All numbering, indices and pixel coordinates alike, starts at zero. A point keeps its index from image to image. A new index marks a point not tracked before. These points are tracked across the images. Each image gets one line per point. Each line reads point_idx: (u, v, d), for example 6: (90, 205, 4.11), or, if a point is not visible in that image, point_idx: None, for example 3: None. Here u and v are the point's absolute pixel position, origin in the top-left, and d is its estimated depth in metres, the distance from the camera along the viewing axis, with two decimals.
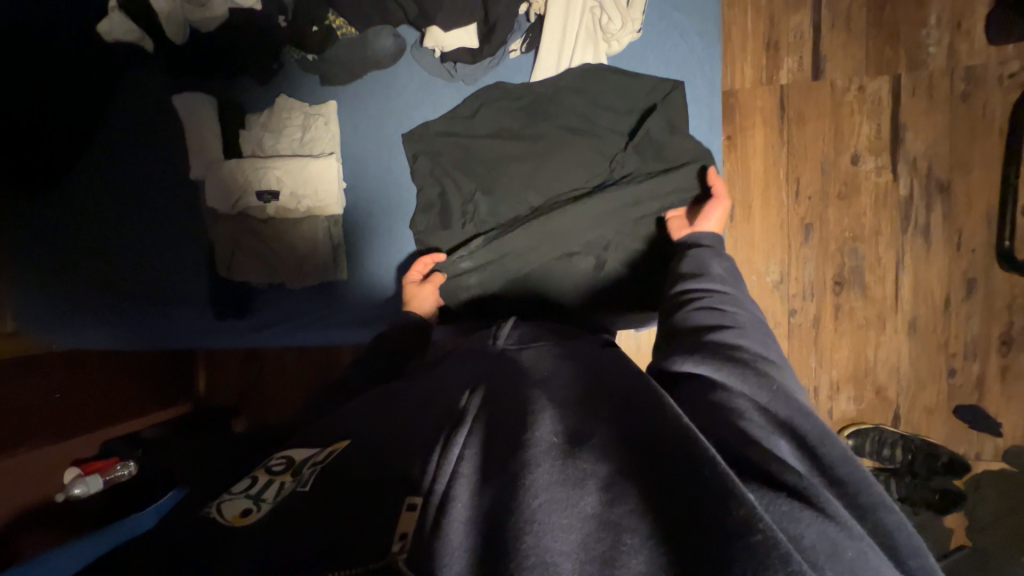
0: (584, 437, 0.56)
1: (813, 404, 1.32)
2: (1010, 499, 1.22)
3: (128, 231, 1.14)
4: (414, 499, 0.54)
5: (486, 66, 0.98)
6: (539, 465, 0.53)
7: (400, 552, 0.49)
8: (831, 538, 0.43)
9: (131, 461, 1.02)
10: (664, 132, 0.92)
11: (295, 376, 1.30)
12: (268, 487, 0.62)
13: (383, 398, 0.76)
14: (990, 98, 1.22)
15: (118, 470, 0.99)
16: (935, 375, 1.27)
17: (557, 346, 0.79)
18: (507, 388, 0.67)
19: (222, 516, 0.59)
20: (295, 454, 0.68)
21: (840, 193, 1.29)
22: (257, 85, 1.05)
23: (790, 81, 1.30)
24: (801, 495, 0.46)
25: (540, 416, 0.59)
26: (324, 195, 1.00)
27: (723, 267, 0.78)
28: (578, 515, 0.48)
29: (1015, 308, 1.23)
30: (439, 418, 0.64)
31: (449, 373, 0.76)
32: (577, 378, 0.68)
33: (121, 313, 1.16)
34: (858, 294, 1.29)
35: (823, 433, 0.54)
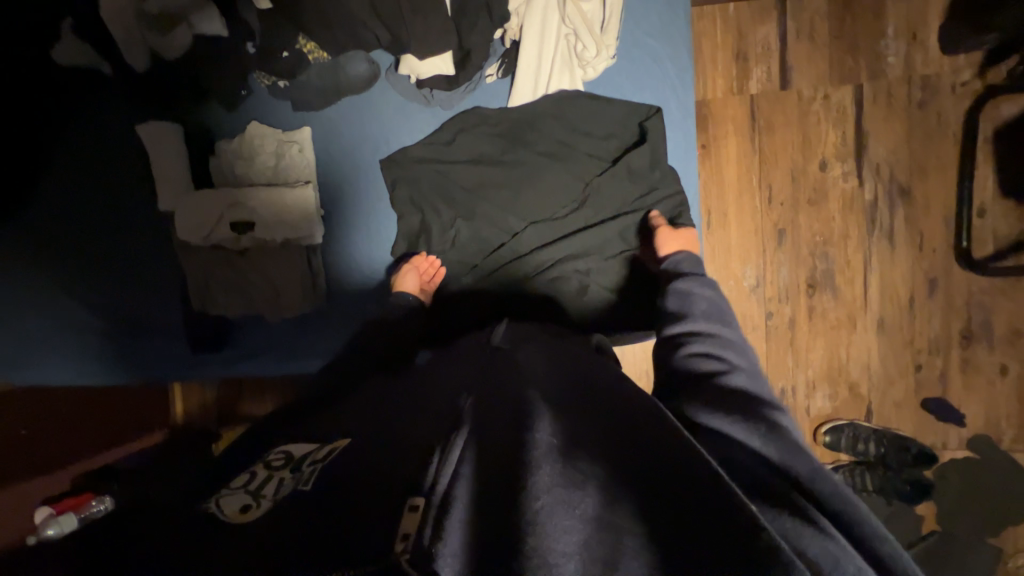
0: (583, 440, 0.54)
1: (791, 403, 1.37)
2: (974, 485, 1.29)
3: (93, 260, 1.09)
4: (416, 499, 0.51)
5: (462, 92, 0.99)
6: (542, 466, 0.50)
7: (402, 553, 0.44)
8: (830, 555, 0.43)
9: (108, 495, 0.98)
10: (643, 157, 0.93)
11: (278, 400, 1.28)
12: (267, 482, 0.60)
13: (366, 400, 0.75)
14: (945, 106, 1.28)
15: (93, 506, 0.95)
16: (902, 371, 1.33)
17: (548, 348, 0.79)
18: (501, 393, 0.66)
19: (220, 508, 0.56)
20: (294, 448, 0.66)
21: (809, 199, 1.33)
22: (226, 110, 1.02)
23: (759, 91, 1.33)
24: (802, 514, 0.47)
25: (539, 416, 0.57)
26: (301, 223, 0.97)
27: (707, 298, 0.78)
28: (580, 517, 0.46)
29: (973, 305, 1.30)
30: (438, 422, 0.63)
31: (442, 375, 0.77)
32: (573, 383, 0.67)
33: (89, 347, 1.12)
34: (829, 295, 1.34)
35: (816, 470, 0.53)
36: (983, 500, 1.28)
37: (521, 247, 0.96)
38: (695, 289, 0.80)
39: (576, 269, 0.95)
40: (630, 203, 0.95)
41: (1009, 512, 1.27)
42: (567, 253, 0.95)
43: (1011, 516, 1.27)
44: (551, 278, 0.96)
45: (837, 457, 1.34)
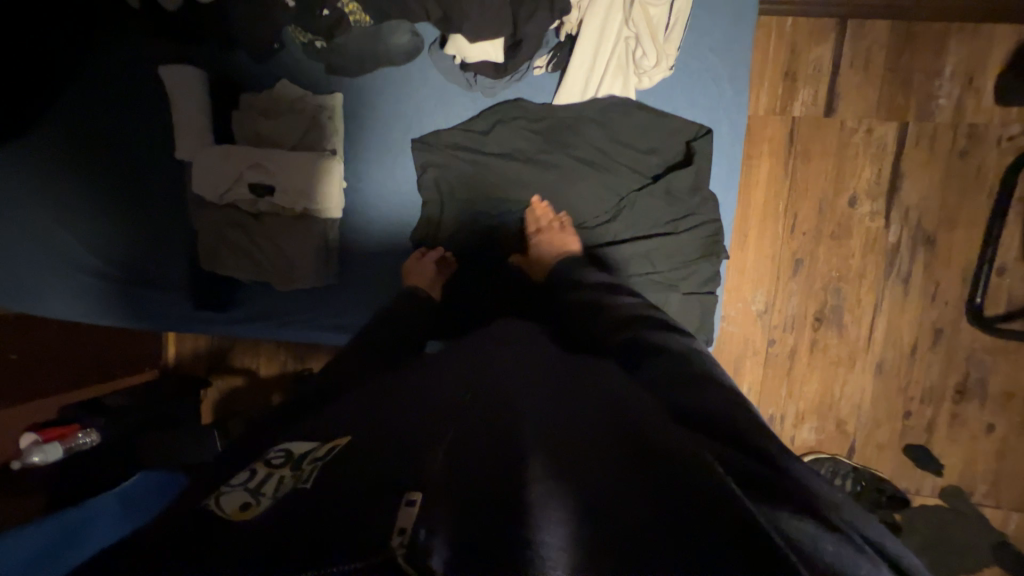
0: (569, 434, 0.51)
1: (777, 430, 1.39)
2: (940, 533, 1.32)
3: (100, 196, 1.05)
4: (412, 493, 0.44)
5: (506, 82, 0.94)
6: (534, 457, 0.47)
7: (399, 547, 0.39)
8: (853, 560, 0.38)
9: (94, 429, 1.08)
10: (684, 179, 0.89)
11: (275, 359, 1.28)
12: (267, 481, 0.56)
13: (366, 394, 0.69)
14: (987, 158, 1.25)
15: (79, 439, 1.05)
16: (891, 415, 1.35)
17: (544, 344, 0.74)
18: (483, 390, 0.63)
19: (221, 509, 0.53)
20: (295, 445, 0.62)
21: (833, 233, 1.31)
22: (255, 63, 0.97)
23: (802, 115, 1.29)
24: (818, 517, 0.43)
25: (524, 413, 0.55)
26: (322, 196, 0.93)
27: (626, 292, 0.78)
28: (573, 510, 0.43)
29: (973, 361, 1.30)
30: (427, 411, 0.60)
31: (444, 366, 0.72)
32: (556, 375, 0.63)
33: (85, 287, 1.08)
34: (834, 332, 1.34)
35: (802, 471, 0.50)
36: (945, 549, 1.32)
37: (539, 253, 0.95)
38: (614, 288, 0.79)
39: None
40: (663, 226, 0.91)
41: (967, 562, 1.32)
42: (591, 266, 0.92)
43: (969, 565, 1.32)
44: None
45: None
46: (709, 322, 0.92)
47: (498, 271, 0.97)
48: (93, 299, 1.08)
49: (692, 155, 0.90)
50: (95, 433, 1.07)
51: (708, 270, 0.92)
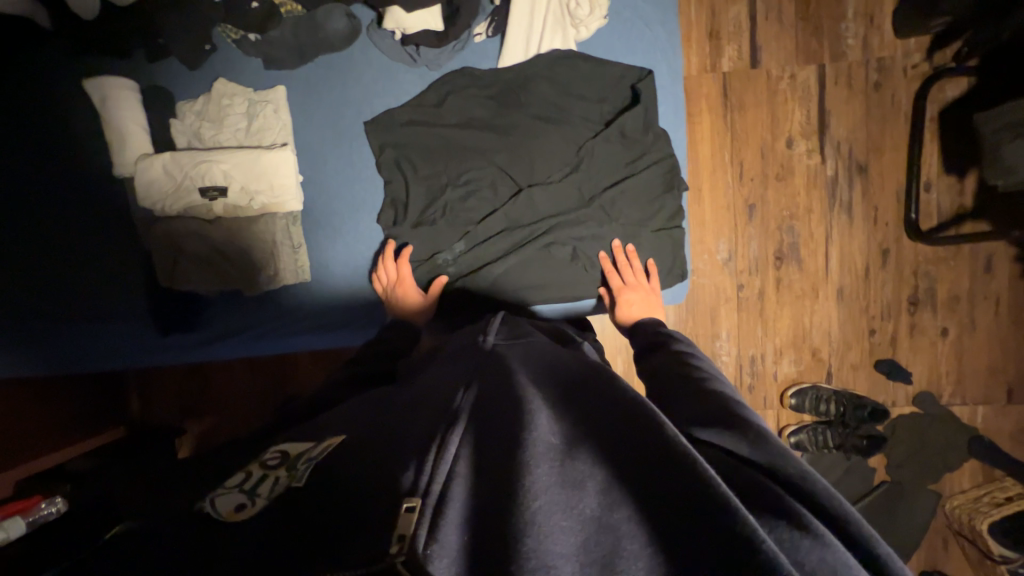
0: (581, 439, 0.56)
1: (761, 370, 1.45)
2: (920, 437, 1.41)
3: (26, 236, 0.96)
4: (411, 499, 0.50)
5: (451, 51, 0.95)
6: (538, 466, 0.52)
7: (397, 554, 0.44)
8: (831, 564, 0.42)
9: (60, 496, 0.89)
10: (634, 120, 0.93)
11: (249, 385, 1.22)
12: (262, 481, 0.61)
13: (362, 409, 0.73)
14: (898, 87, 1.37)
15: (42, 509, 0.85)
16: (859, 336, 1.43)
17: (546, 346, 0.80)
18: (499, 385, 0.66)
19: (217, 511, 0.58)
20: (290, 446, 0.67)
21: (778, 175, 1.39)
22: (188, 69, 0.94)
23: (731, 70, 1.37)
24: (801, 523, 0.45)
25: (536, 415, 0.59)
26: (280, 190, 0.91)
27: (668, 333, 0.85)
28: (579, 517, 0.49)
29: (919, 274, 1.41)
30: (428, 417, 0.63)
31: (440, 373, 0.74)
32: (564, 380, 0.68)
33: (29, 334, 0.99)
34: (795, 267, 1.42)
35: (804, 473, 0.51)
36: (926, 450, 1.41)
37: (509, 216, 0.93)
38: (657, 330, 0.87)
39: (570, 240, 0.94)
40: (623, 170, 0.94)
41: (948, 459, 1.41)
42: (562, 222, 0.94)
43: (949, 463, 1.41)
44: (543, 246, 0.94)
45: (800, 418, 1.44)
46: (680, 257, 0.97)
47: (472, 242, 0.94)
48: (43, 344, 0.99)
49: (637, 97, 0.94)
50: (62, 501, 0.88)
51: (670, 206, 0.96)
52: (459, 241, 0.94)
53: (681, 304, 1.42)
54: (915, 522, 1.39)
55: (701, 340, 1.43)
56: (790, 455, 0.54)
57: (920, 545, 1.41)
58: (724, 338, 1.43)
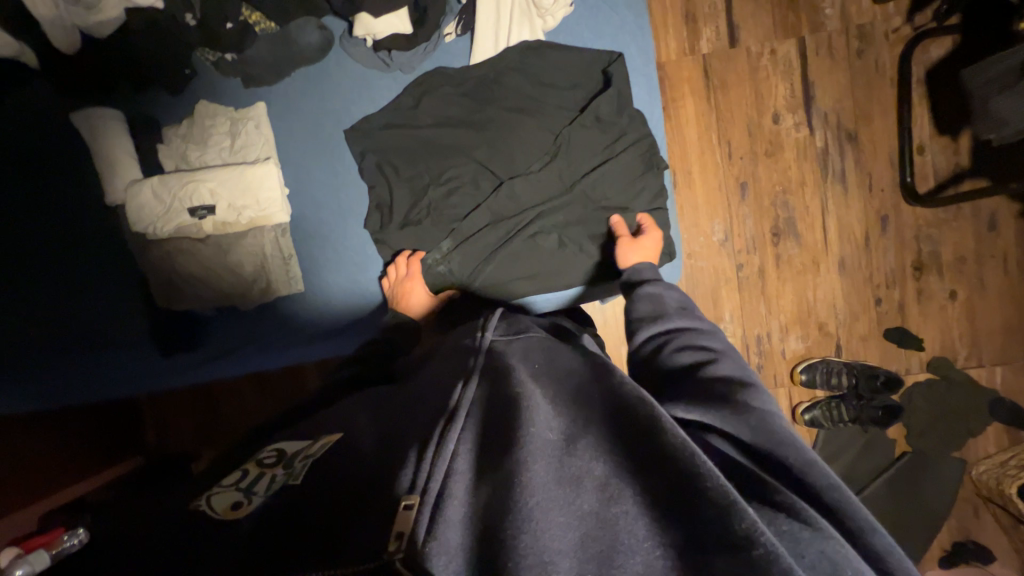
0: (581, 433, 0.55)
1: (768, 349, 1.43)
2: (938, 404, 1.38)
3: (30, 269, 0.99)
4: (409, 498, 0.50)
5: (423, 52, 0.95)
6: (535, 463, 0.51)
7: (396, 553, 0.45)
8: (830, 558, 0.45)
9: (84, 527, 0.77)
10: (610, 103, 0.93)
11: (256, 403, 1.23)
12: (258, 479, 0.64)
13: (364, 408, 0.73)
14: (881, 52, 1.35)
15: (66, 541, 0.74)
16: (865, 306, 1.41)
17: (545, 338, 0.77)
18: (498, 378, 0.64)
19: (213, 509, 0.60)
20: (286, 446, 0.70)
21: (767, 151, 1.39)
22: (171, 95, 0.97)
23: (710, 50, 1.37)
24: (799, 515, 0.48)
25: (534, 410, 0.57)
26: (266, 203, 0.92)
27: (674, 299, 0.81)
28: (578, 513, 0.48)
29: (921, 237, 1.39)
30: (426, 419, 0.62)
31: (437, 373, 0.72)
32: (565, 373, 0.67)
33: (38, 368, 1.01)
34: (793, 242, 1.40)
35: (810, 462, 0.53)
36: (946, 416, 1.38)
37: (492, 210, 0.94)
38: (661, 293, 0.82)
39: (556, 228, 0.94)
40: (602, 153, 0.94)
41: (969, 424, 1.38)
42: (545, 211, 0.94)
43: (970, 428, 1.37)
44: (530, 238, 0.94)
45: (813, 395, 1.41)
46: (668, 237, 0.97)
47: (458, 240, 0.94)
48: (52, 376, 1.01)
49: (610, 80, 0.94)
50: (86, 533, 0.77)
51: (651, 185, 0.96)
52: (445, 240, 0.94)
53: (681, 289, 1.41)
54: (941, 492, 1.36)
55: None
56: (799, 448, 0.55)
57: (948, 515, 1.37)
58: (728, 319, 1.42)
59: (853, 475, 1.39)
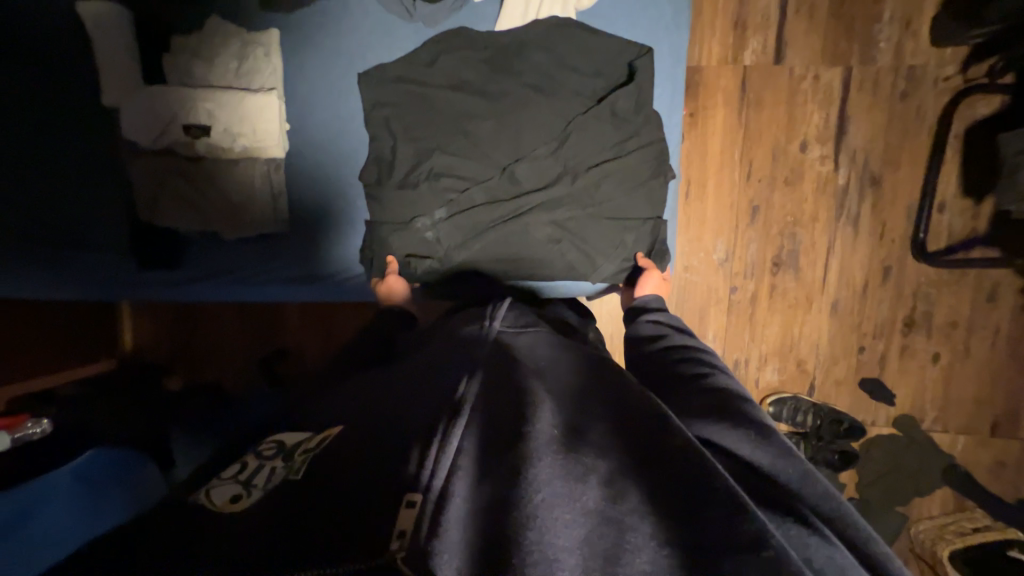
0: (585, 433, 0.55)
1: (743, 375, 1.43)
2: (894, 459, 1.40)
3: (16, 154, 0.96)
4: (412, 494, 0.50)
5: (449, 8, 0.92)
6: (541, 460, 0.51)
7: (397, 551, 0.45)
8: (839, 564, 0.44)
9: (45, 418, 0.94)
10: (628, 99, 0.90)
11: (233, 332, 1.24)
12: (258, 472, 0.62)
13: (361, 384, 0.75)
14: (926, 99, 1.30)
15: (28, 428, 0.91)
16: (847, 351, 1.41)
17: (551, 334, 0.79)
18: (505, 375, 0.65)
19: (212, 502, 0.58)
20: (286, 437, 0.68)
21: (787, 179, 1.35)
22: (184, 1, 0.92)
23: (753, 64, 1.31)
24: (805, 520, 0.49)
25: (540, 407, 0.58)
26: (262, 135, 0.91)
27: (676, 324, 0.86)
28: (582, 509, 0.48)
29: (918, 295, 1.37)
30: (429, 405, 0.62)
31: (437, 353, 0.74)
32: (569, 372, 0.69)
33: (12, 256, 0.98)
34: (791, 276, 1.39)
35: (806, 474, 0.54)
36: (899, 472, 1.40)
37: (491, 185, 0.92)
38: (665, 319, 0.87)
39: (548, 218, 0.92)
40: (611, 150, 0.92)
41: (920, 484, 1.40)
42: (544, 197, 0.92)
43: (921, 488, 1.40)
44: (523, 223, 0.93)
45: (777, 427, 1.42)
46: (661, 244, 0.97)
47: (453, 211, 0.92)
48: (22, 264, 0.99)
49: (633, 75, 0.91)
50: (48, 424, 0.94)
51: (654, 192, 0.94)
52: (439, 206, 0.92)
53: (670, 300, 1.40)
54: (877, 542, 1.39)
55: None
56: (795, 455, 0.57)
57: None
58: (710, 339, 1.42)
59: None
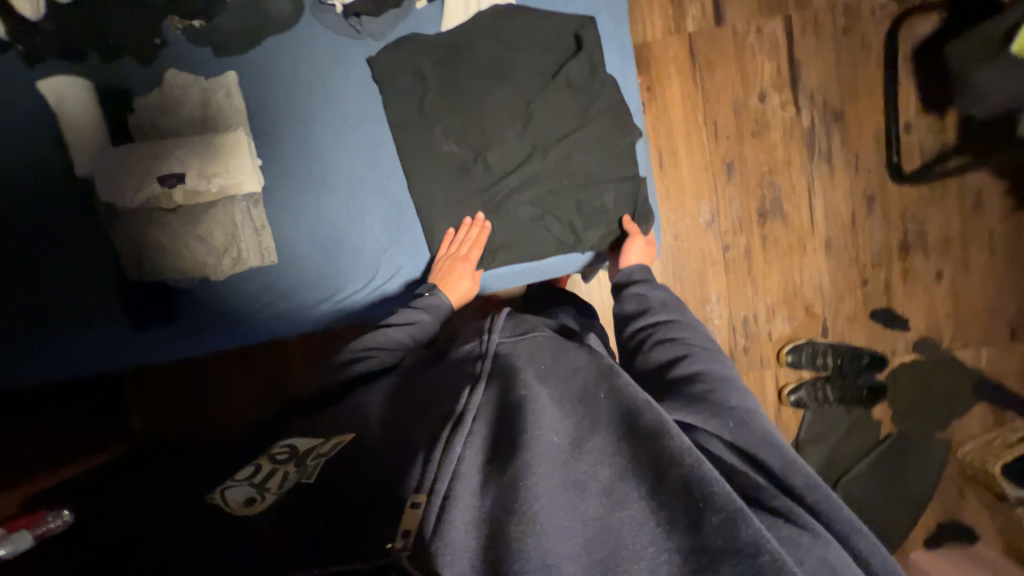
0: (586, 438, 0.54)
1: (754, 330, 1.42)
2: (922, 384, 1.38)
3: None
4: (416, 496, 0.51)
5: (393, 19, 0.95)
6: (541, 468, 0.51)
7: (401, 550, 0.46)
8: (829, 562, 0.48)
9: (67, 509, 0.85)
10: (581, 67, 0.94)
11: (242, 383, 1.27)
12: (272, 476, 0.64)
13: (374, 403, 0.72)
14: (868, 30, 1.35)
15: (49, 523, 0.82)
16: (851, 287, 1.40)
17: (553, 337, 0.74)
18: (505, 381, 0.63)
19: (227, 502, 0.61)
20: (299, 442, 0.69)
21: (753, 131, 1.38)
22: (140, 65, 0.94)
23: (697, 29, 1.36)
24: (795, 520, 0.51)
25: (540, 416, 0.56)
26: (235, 171, 0.93)
27: (660, 297, 0.85)
28: (582, 517, 0.48)
29: (907, 217, 1.38)
30: (432, 421, 0.61)
31: (439, 380, 0.70)
32: (570, 373, 0.65)
33: (2, 344, 0.97)
34: (779, 223, 1.40)
35: (789, 462, 0.57)
36: (931, 396, 1.38)
37: (467, 176, 0.96)
38: (648, 292, 0.86)
39: (528, 197, 0.95)
40: (575, 121, 0.95)
41: (955, 405, 1.37)
42: (519, 177, 0.95)
43: (957, 408, 1.37)
44: (504, 204, 0.96)
45: (800, 375, 1.40)
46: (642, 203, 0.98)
47: (437, 207, 0.96)
48: (15, 350, 0.97)
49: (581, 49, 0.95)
50: (69, 514, 0.85)
51: (624, 153, 0.97)
52: (425, 208, 0.96)
53: (667, 270, 1.40)
54: (927, 472, 1.36)
55: (692, 304, 1.41)
56: (781, 447, 0.59)
57: (933, 495, 1.37)
58: (715, 301, 1.41)
59: (839, 456, 1.38)
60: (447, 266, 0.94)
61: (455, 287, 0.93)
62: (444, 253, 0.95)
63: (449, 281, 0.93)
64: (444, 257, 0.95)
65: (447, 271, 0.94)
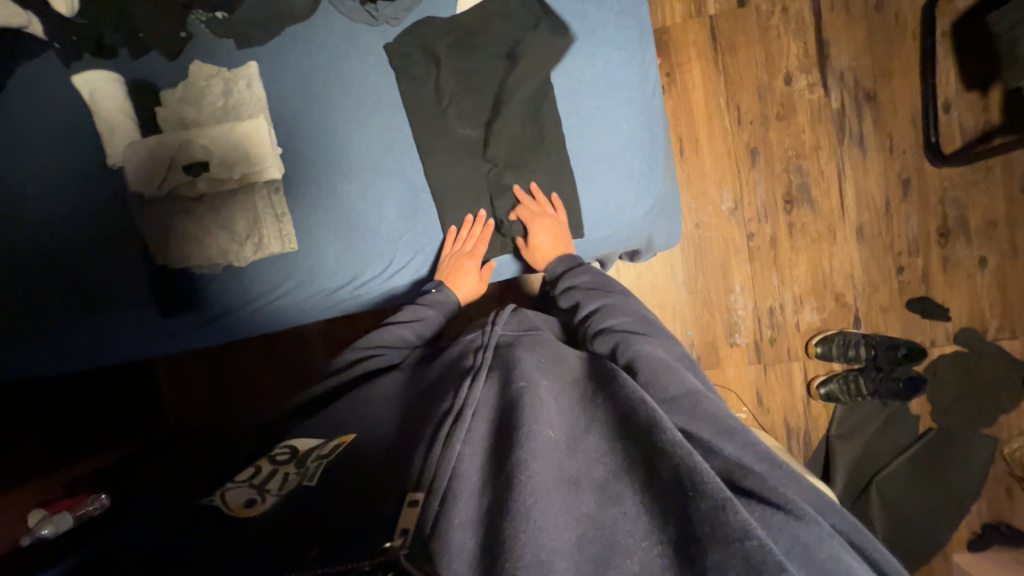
0: (582, 438, 0.54)
1: (781, 320, 1.37)
2: (964, 377, 1.31)
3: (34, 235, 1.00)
4: (416, 494, 0.50)
5: (408, 4, 0.95)
6: (536, 461, 0.49)
7: (400, 548, 0.44)
8: (802, 542, 0.45)
9: (104, 493, 0.93)
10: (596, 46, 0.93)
11: (266, 374, 1.31)
12: (271, 477, 0.63)
13: (382, 397, 0.72)
14: (902, 5, 1.28)
15: (88, 505, 0.90)
16: (886, 275, 1.34)
17: (552, 335, 0.73)
18: (505, 375, 0.61)
19: (227, 504, 0.60)
20: (299, 442, 0.68)
21: (778, 114, 1.33)
22: (168, 60, 0.98)
23: (718, 11, 1.32)
24: (770, 500, 0.48)
25: (537, 409, 0.54)
26: (255, 157, 0.95)
27: (588, 288, 0.84)
28: (576, 513, 0.47)
29: (946, 201, 1.31)
30: (430, 417, 0.60)
31: (438, 374, 0.70)
32: (571, 376, 0.64)
33: (42, 332, 1.02)
34: (807, 209, 1.34)
35: (745, 445, 0.55)
36: (974, 390, 1.30)
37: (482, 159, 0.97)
38: (577, 285, 0.86)
39: (542, 179, 0.96)
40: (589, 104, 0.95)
41: (1001, 399, 1.29)
42: (534, 159, 0.95)
43: (1003, 403, 1.29)
44: (519, 186, 0.97)
45: (830, 368, 1.34)
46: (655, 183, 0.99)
47: (453, 192, 0.97)
48: (54, 336, 1.02)
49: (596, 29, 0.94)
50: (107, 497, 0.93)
51: (638, 134, 0.97)
52: (441, 193, 0.97)
53: (689, 260, 1.36)
54: (970, 471, 1.28)
55: (715, 295, 1.37)
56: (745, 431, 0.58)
57: (978, 496, 1.29)
58: (739, 292, 1.37)
59: (872, 452, 1.32)
60: (452, 261, 0.97)
61: (460, 281, 0.96)
62: (449, 250, 0.98)
63: (455, 276, 0.96)
64: (450, 252, 0.98)
65: (453, 267, 0.97)
